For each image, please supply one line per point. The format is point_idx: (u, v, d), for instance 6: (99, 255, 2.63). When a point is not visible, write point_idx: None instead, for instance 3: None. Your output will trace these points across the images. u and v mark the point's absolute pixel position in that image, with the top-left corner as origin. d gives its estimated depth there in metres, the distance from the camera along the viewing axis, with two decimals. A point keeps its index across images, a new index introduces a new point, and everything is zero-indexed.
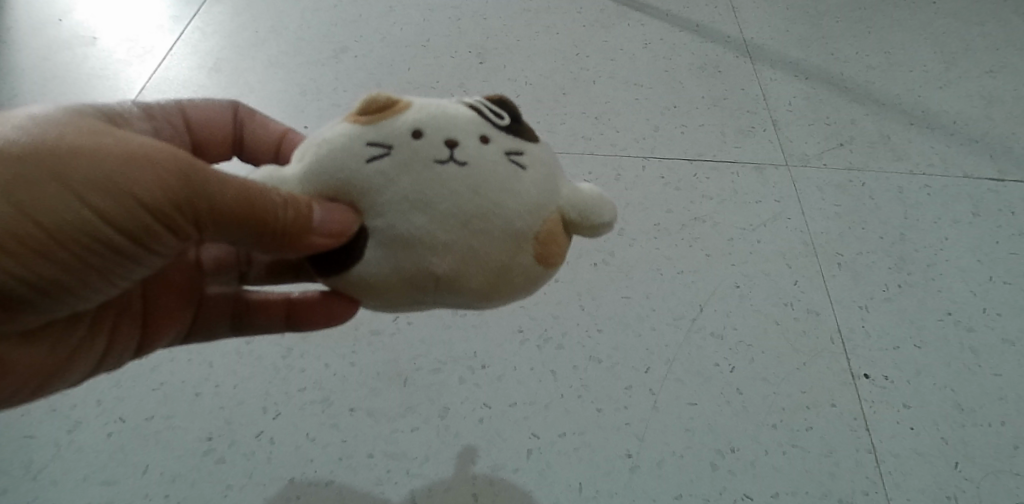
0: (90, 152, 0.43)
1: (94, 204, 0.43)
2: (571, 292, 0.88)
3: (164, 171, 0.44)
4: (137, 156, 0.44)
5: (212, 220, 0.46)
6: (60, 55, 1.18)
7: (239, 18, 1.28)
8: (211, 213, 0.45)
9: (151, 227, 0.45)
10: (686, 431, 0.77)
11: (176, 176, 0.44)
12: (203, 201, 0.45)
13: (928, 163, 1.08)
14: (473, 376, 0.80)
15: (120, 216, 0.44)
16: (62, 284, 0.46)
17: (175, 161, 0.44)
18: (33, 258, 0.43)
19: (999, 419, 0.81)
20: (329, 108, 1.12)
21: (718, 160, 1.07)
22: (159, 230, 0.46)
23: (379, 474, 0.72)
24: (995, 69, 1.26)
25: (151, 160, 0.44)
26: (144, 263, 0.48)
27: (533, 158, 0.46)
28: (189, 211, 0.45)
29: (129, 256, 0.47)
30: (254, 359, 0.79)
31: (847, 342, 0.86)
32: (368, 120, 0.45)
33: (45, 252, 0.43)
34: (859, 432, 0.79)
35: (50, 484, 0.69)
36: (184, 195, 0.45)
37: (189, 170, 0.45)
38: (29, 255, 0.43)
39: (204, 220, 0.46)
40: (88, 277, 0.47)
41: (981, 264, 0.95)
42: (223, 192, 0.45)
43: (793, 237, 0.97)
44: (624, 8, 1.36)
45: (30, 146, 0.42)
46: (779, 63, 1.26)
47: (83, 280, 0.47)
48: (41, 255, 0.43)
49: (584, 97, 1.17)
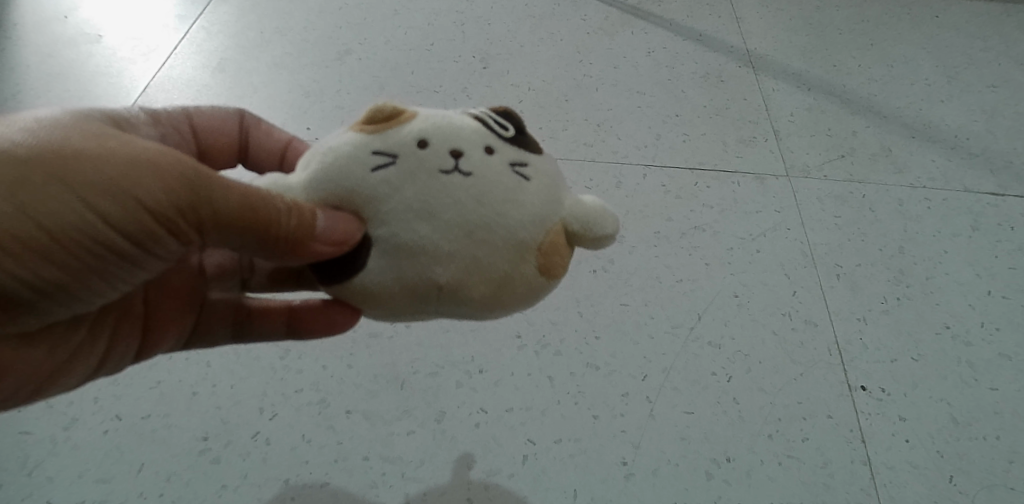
0: (95, 156, 0.43)
1: (97, 207, 0.43)
2: (570, 298, 0.89)
3: (169, 176, 0.44)
4: (141, 160, 0.44)
5: (215, 224, 0.46)
6: (65, 52, 1.19)
7: (245, 19, 1.29)
8: (214, 218, 0.46)
9: (154, 231, 0.45)
10: (682, 440, 0.77)
11: (181, 181, 0.44)
12: (206, 206, 0.45)
13: (929, 177, 1.09)
14: (470, 380, 0.80)
15: (123, 219, 0.44)
16: (63, 286, 0.46)
17: (179, 166, 0.45)
18: (34, 260, 0.43)
19: (994, 433, 0.81)
20: (332, 110, 1.12)
21: (719, 169, 1.07)
22: (162, 235, 0.46)
23: (374, 477, 0.72)
24: (997, 83, 1.26)
25: (157, 164, 0.44)
26: (145, 267, 0.49)
27: (536, 170, 0.47)
28: (191, 217, 0.45)
29: (131, 259, 0.47)
30: (252, 359, 0.79)
31: (844, 353, 0.86)
32: (373, 130, 0.46)
33: (47, 254, 0.43)
34: (854, 444, 0.79)
35: (45, 481, 0.69)
36: (189, 200, 0.45)
37: (193, 176, 0.45)
38: (32, 256, 0.43)
39: (207, 225, 0.46)
40: (89, 280, 0.47)
41: (980, 278, 0.96)
42: (226, 198, 0.45)
43: (792, 247, 0.97)
44: (629, 16, 1.37)
45: (34, 147, 0.42)
46: (782, 74, 1.26)
47: (83, 282, 0.47)
48: (44, 257, 0.43)
49: (587, 104, 1.17)
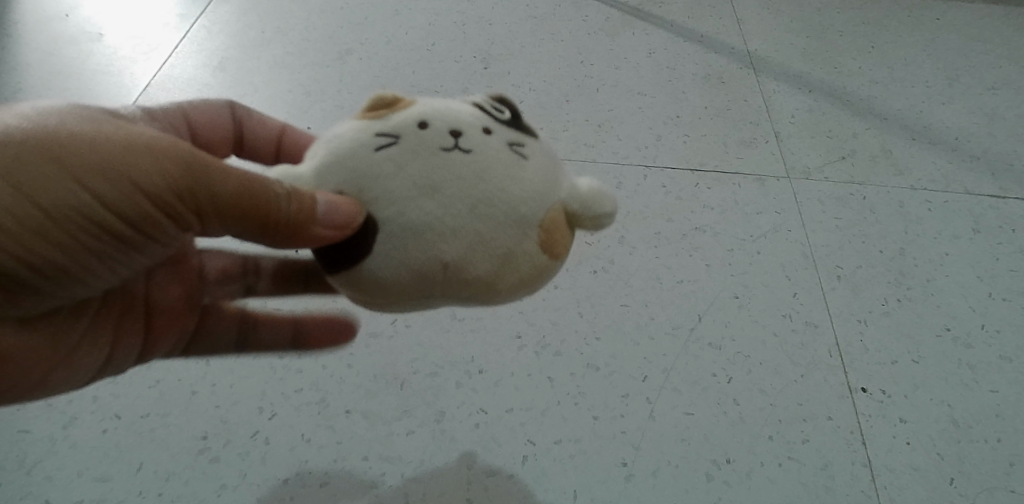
0: (93, 138, 0.43)
1: (94, 189, 0.43)
2: (570, 298, 0.89)
3: (167, 159, 0.44)
4: (139, 143, 0.44)
5: (213, 207, 0.46)
6: (65, 51, 1.18)
7: (245, 18, 1.29)
8: (211, 202, 0.45)
9: (152, 214, 0.45)
10: (682, 441, 0.77)
11: (179, 164, 0.44)
12: (204, 191, 0.45)
13: (929, 179, 1.09)
14: (470, 381, 0.80)
15: (121, 201, 0.44)
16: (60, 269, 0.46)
17: (177, 150, 0.45)
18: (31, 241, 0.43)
19: (995, 435, 0.81)
20: (332, 110, 1.12)
21: (720, 171, 1.07)
22: (159, 217, 0.46)
23: (374, 477, 0.72)
24: (997, 86, 1.26)
25: (158, 147, 0.44)
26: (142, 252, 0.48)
27: (534, 150, 0.47)
28: (189, 201, 0.45)
29: (128, 240, 0.46)
30: (251, 359, 0.79)
31: (844, 355, 0.86)
32: (373, 116, 0.46)
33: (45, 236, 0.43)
34: (854, 446, 0.79)
35: (43, 480, 0.69)
36: (187, 184, 0.45)
37: (192, 160, 0.45)
38: (30, 234, 0.43)
39: (205, 210, 0.46)
40: (85, 263, 0.46)
41: (980, 281, 0.96)
42: (224, 182, 0.45)
43: (793, 248, 0.97)
44: (629, 18, 1.37)
45: (34, 131, 0.43)
46: (783, 75, 1.26)
47: (81, 264, 0.47)
48: (42, 239, 0.43)
49: (588, 104, 1.17)
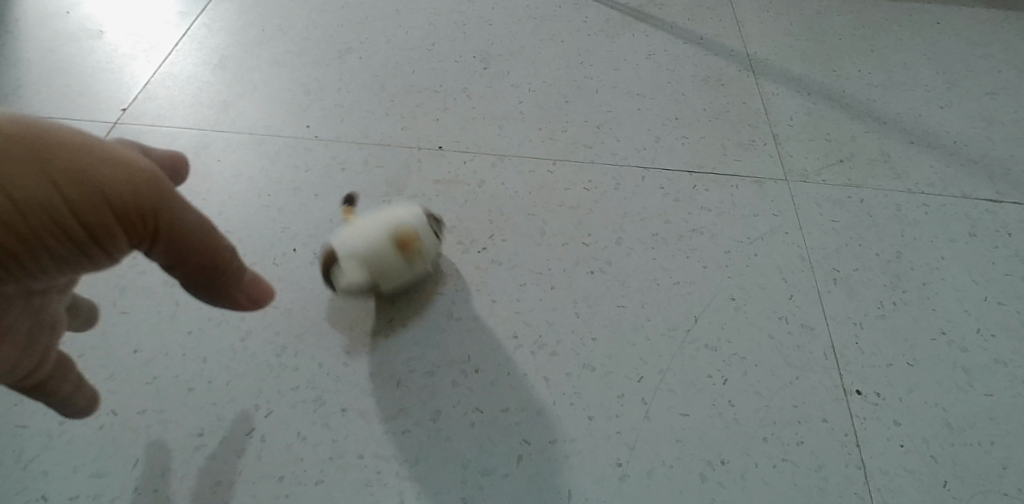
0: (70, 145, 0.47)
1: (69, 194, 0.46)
2: (567, 298, 0.89)
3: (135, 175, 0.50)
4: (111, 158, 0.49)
5: (165, 232, 0.53)
6: (66, 48, 1.19)
7: (246, 16, 1.29)
8: (171, 220, 0.53)
9: (114, 234, 0.50)
10: (677, 442, 0.77)
11: (150, 190, 0.50)
12: (165, 210, 0.52)
13: (927, 183, 1.09)
14: (467, 380, 0.80)
15: (87, 206, 0.47)
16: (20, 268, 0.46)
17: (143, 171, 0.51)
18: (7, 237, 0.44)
19: (989, 439, 0.81)
20: (332, 108, 1.12)
21: (718, 173, 1.08)
22: (119, 238, 0.50)
23: (369, 475, 0.72)
24: (996, 90, 1.26)
25: (130, 168, 0.49)
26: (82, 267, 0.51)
27: None
28: (151, 218, 0.51)
29: (84, 258, 0.49)
30: (249, 356, 0.80)
31: (840, 357, 0.86)
32: None
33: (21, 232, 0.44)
34: (849, 448, 0.79)
35: (40, 475, 0.69)
36: (152, 204, 0.51)
37: (158, 180, 0.52)
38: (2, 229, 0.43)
39: (161, 227, 0.52)
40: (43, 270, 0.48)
41: (976, 284, 0.96)
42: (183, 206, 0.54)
43: (790, 251, 0.97)
44: (629, 19, 1.37)
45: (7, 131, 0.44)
46: (783, 78, 1.26)
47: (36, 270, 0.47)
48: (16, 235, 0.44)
49: (587, 105, 1.18)
